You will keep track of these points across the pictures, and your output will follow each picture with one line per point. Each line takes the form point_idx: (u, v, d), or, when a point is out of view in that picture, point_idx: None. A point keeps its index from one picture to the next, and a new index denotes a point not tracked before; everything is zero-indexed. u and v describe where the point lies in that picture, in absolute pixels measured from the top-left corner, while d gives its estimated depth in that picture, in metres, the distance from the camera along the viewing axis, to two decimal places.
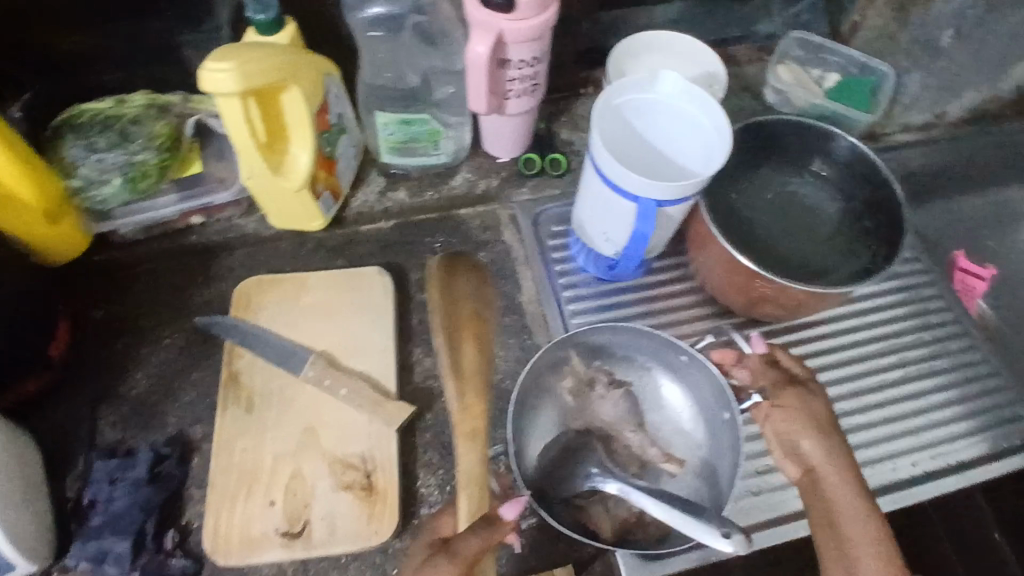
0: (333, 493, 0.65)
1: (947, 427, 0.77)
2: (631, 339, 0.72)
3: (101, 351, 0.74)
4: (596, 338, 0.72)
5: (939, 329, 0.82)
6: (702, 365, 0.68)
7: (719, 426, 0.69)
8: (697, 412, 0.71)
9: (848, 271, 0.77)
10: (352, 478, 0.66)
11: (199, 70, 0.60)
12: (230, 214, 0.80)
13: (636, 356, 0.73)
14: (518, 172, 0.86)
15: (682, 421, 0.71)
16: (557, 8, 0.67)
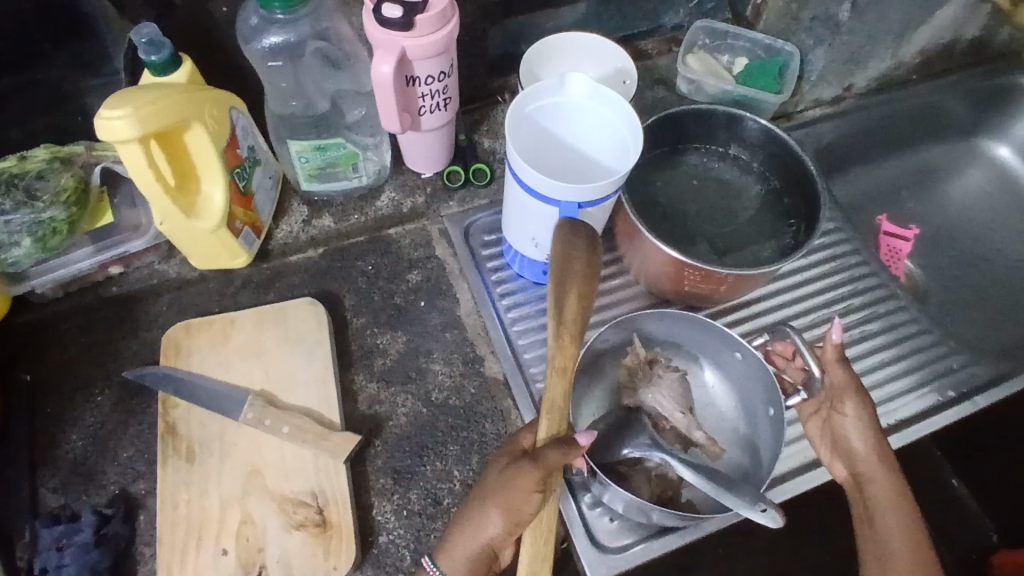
0: (286, 533, 0.64)
1: (884, 388, 0.79)
2: (690, 328, 0.71)
3: (32, 416, 0.71)
4: (653, 324, 0.71)
5: (866, 294, 0.85)
6: (759, 362, 0.68)
7: (762, 419, 0.70)
8: (738, 399, 0.72)
9: (770, 251, 0.79)
10: (306, 515, 0.65)
11: (93, 118, 0.58)
12: (149, 258, 0.78)
13: (686, 344, 0.74)
14: (444, 185, 0.86)
15: (727, 408, 0.72)
16: (458, 21, 0.67)
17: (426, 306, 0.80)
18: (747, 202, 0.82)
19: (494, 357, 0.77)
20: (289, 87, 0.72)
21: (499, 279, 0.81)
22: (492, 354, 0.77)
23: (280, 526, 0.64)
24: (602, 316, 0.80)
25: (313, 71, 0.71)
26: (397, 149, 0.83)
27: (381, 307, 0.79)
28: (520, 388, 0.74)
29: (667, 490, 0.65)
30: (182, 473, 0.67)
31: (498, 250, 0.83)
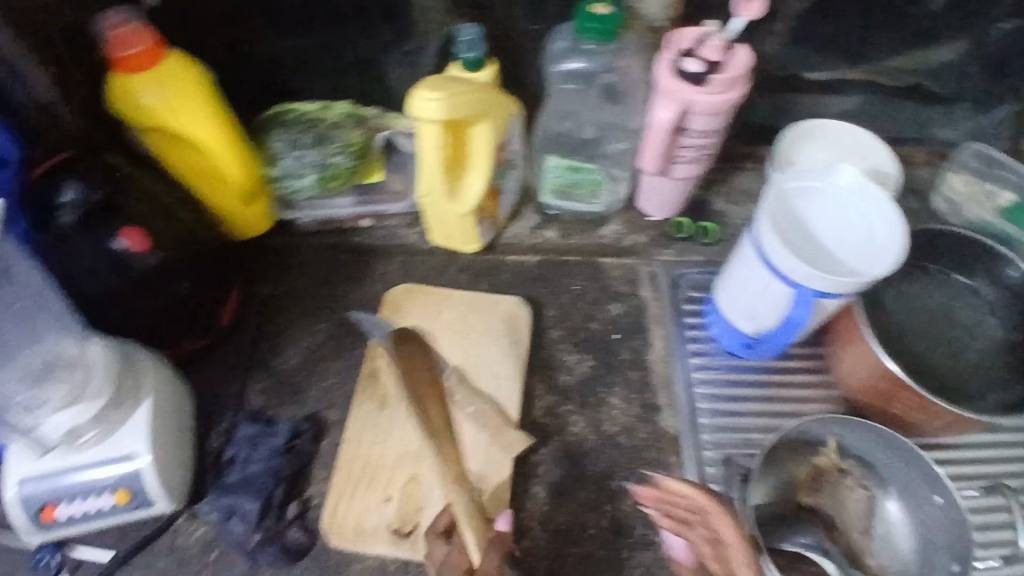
0: (445, 504, 0.68)
1: None
2: (894, 456, 0.68)
3: (259, 323, 0.80)
4: (854, 435, 0.70)
5: None
6: (962, 515, 0.63)
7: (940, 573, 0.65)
8: (922, 543, 0.67)
9: (996, 401, 0.73)
10: (466, 493, 0.69)
11: (411, 94, 0.66)
12: (395, 223, 0.87)
13: (884, 470, 0.70)
14: (667, 233, 0.87)
15: (906, 548, 0.68)
16: (748, 88, 0.69)
17: (619, 340, 0.81)
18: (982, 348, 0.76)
19: (671, 412, 0.77)
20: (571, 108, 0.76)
21: (695, 338, 0.81)
22: (671, 407, 0.77)
23: (442, 494, 0.69)
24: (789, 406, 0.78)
25: (593, 101, 0.75)
26: (635, 188, 0.86)
27: (577, 328, 0.82)
28: (690, 450, 0.74)
29: None
30: (372, 418, 0.73)
31: (700, 308, 0.83)
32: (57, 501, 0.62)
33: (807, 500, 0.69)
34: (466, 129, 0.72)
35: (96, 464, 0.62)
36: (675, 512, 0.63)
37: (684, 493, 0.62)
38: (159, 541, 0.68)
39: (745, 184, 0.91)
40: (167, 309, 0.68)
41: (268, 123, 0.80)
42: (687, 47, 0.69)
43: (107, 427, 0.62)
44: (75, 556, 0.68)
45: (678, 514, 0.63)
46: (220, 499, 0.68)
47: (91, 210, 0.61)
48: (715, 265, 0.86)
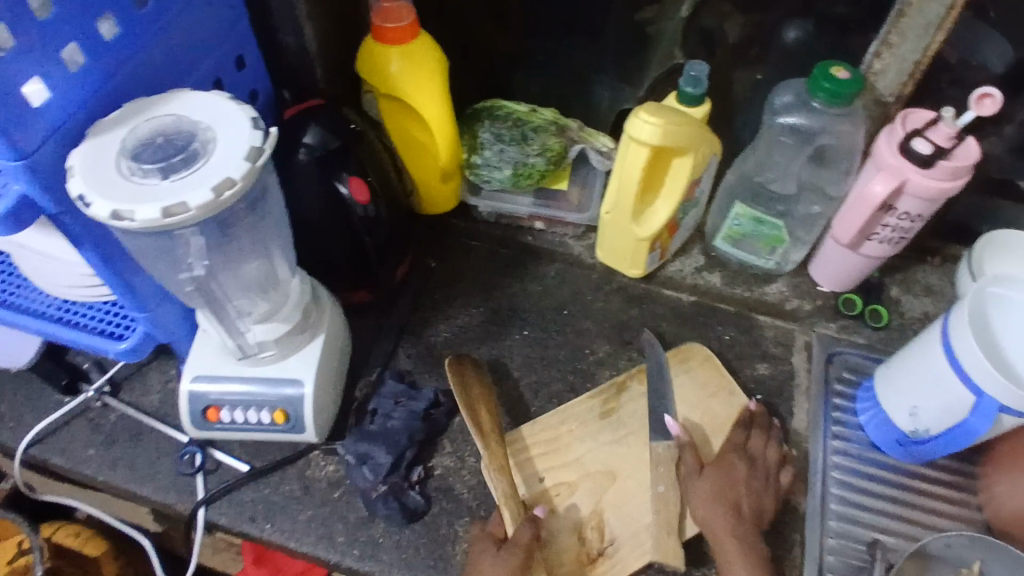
0: (567, 531, 0.69)
1: None
2: None
3: (421, 293, 0.85)
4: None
5: None
6: None
7: None
8: None
9: None
10: (593, 539, 0.69)
11: (632, 114, 0.69)
12: (565, 231, 0.89)
13: None
14: (835, 307, 0.85)
15: None
16: (968, 182, 0.67)
17: (761, 400, 0.80)
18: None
19: (803, 487, 0.75)
20: (774, 162, 0.77)
21: (839, 419, 0.78)
22: (803, 483, 0.75)
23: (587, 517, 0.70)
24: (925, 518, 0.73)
25: (799, 162, 0.76)
26: (813, 254, 0.84)
27: None
28: (815, 530, 0.72)
29: None
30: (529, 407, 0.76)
31: (853, 391, 0.80)
32: (223, 403, 0.68)
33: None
34: (668, 160, 0.74)
35: (267, 380, 0.67)
36: (746, 448, 0.71)
37: (755, 447, 0.71)
38: (293, 466, 0.73)
39: (927, 278, 0.87)
40: (360, 256, 0.74)
41: (478, 113, 0.86)
42: (917, 127, 0.68)
43: (285, 349, 0.68)
44: (218, 458, 0.74)
45: (740, 433, 0.72)
46: (358, 443, 0.71)
47: (326, 156, 0.68)
48: (876, 350, 0.82)
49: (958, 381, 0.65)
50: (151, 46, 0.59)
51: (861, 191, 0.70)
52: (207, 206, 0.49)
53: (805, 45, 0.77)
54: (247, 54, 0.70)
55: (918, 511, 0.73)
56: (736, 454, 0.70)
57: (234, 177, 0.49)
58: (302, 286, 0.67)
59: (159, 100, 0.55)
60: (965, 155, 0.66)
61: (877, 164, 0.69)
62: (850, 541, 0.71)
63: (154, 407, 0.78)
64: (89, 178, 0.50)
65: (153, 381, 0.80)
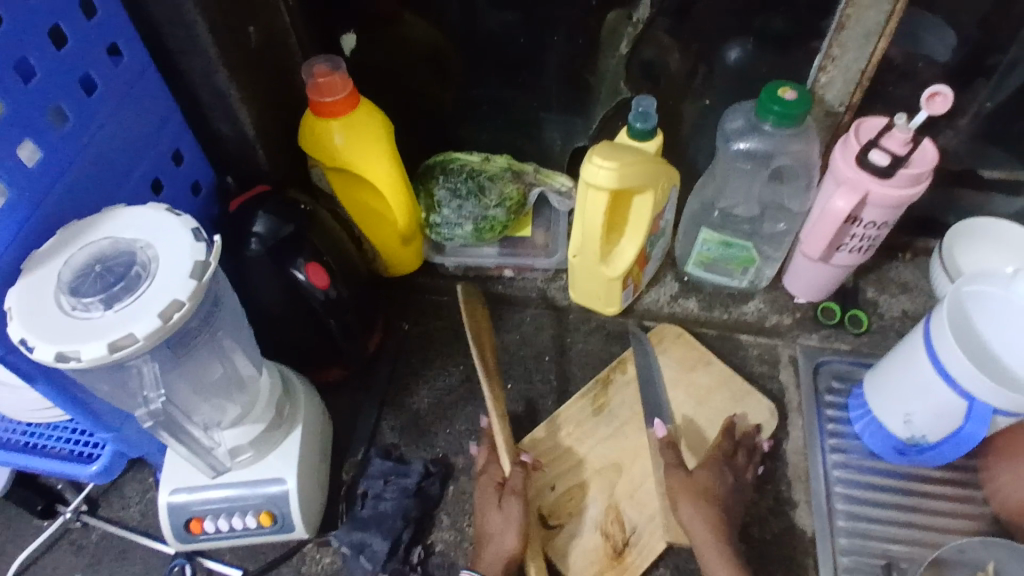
0: (574, 525, 0.70)
1: None
2: None
3: (397, 361, 0.82)
4: None
5: None
6: None
7: (850, 545, 0.70)
8: (849, 541, 0.71)
9: None
10: (615, 532, 0.69)
11: (586, 160, 0.67)
12: (536, 276, 0.88)
13: None
14: (814, 317, 0.84)
15: (839, 527, 0.72)
16: (928, 184, 0.67)
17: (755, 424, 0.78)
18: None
19: (808, 509, 0.73)
20: (735, 185, 0.77)
21: (835, 432, 0.77)
22: (807, 503, 0.74)
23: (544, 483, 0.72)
24: (929, 517, 0.72)
25: (760, 182, 0.76)
26: (785, 267, 0.83)
27: None
28: (827, 552, 0.70)
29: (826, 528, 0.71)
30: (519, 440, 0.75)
31: (843, 400, 0.79)
32: (206, 514, 0.65)
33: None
34: (628, 198, 0.72)
35: (248, 482, 0.65)
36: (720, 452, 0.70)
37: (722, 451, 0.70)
38: (289, 564, 0.70)
39: (900, 276, 0.87)
40: (328, 336, 0.72)
41: (431, 171, 0.84)
42: (870, 137, 0.68)
43: (262, 448, 0.65)
44: (209, 566, 0.70)
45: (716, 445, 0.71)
46: (352, 532, 0.69)
47: (278, 245, 0.65)
48: (862, 355, 0.82)
49: (947, 387, 0.64)
50: (80, 162, 0.57)
51: (825, 207, 0.69)
52: (156, 334, 0.46)
53: (750, 64, 0.76)
54: (183, 147, 0.68)
55: (922, 513, 0.72)
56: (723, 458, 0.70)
57: (180, 298, 0.47)
58: (270, 381, 0.65)
59: (92, 223, 0.53)
60: (921, 161, 0.66)
61: (836, 179, 0.69)
62: (864, 558, 0.70)
63: (136, 520, 0.74)
64: (27, 319, 0.47)
65: (131, 493, 0.76)
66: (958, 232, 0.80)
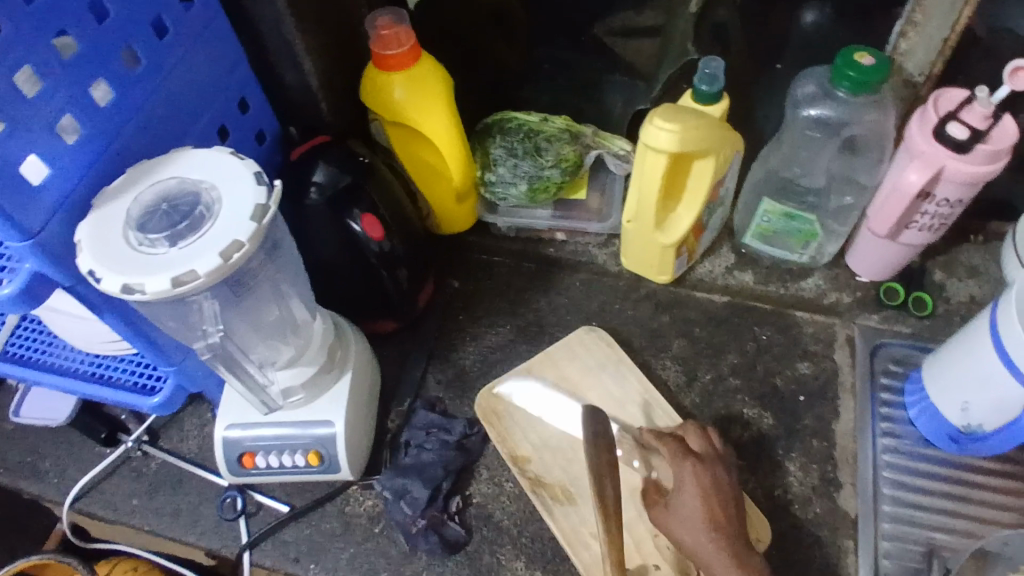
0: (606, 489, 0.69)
1: None
2: None
3: (446, 317, 0.83)
4: None
5: None
6: None
7: (897, 533, 0.69)
8: (896, 529, 0.69)
9: None
10: None
11: (646, 121, 0.66)
12: (588, 240, 0.87)
13: None
14: (876, 298, 0.81)
15: (886, 513, 0.70)
16: (1014, 162, 0.63)
17: (804, 402, 0.77)
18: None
19: (853, 491, 0.72)
20: (801, 154, 0.74)
21: (889, 416, 0.75)
22: (853, 487, 0.72)
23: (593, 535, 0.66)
24: (982, 509, 0.69)
25: (828, 152, 0.73)
26: (850, 245, 0.80)
27: (756, 380, 0.78)
28: (867, 535, 0.69)
29: (871, 512, 0.70)
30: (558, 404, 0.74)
31: (900, 384, 0.76)
32: (257, 450, 0.68)
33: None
34: (688, 163, 0.71)
35: (298, 423, 0.67)
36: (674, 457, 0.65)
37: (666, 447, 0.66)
38: (333, 503, 0.73)
39: (973, 260, 0.82)
40: (380, 289, 0.73)
41: (488, 128, 0.84)
42: (948, 109, 0.64)
43: (313, 392, 0.67)
44: (258, 500, 0.74)
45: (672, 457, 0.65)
46: (394, 478, 0.71)
47: (336, 196, 0.66)
48: (924, 340, 0.78)
49: (1011, 376, 0.61)
50: (151, 104, 0.59)
51: (896, 182, 0.66)
52: (217, 271, 0.48)
53: (826, 27, 0.73)
54: (249, 96, 0.69)
55: (973, 505, 0.70)
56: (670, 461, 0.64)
57: (240, 239, 0.48)
58: (324, 328, 0.67)
59: (160, 163, 0.55)
60: (1006, 136, 0.62)
61: (910, 152, 0.65)
62: (906, 544, 0.68)
63: (193, 452, 0.78)
64: (98, 252, 0.49)
65: (189, 427, 0.80)
66: None
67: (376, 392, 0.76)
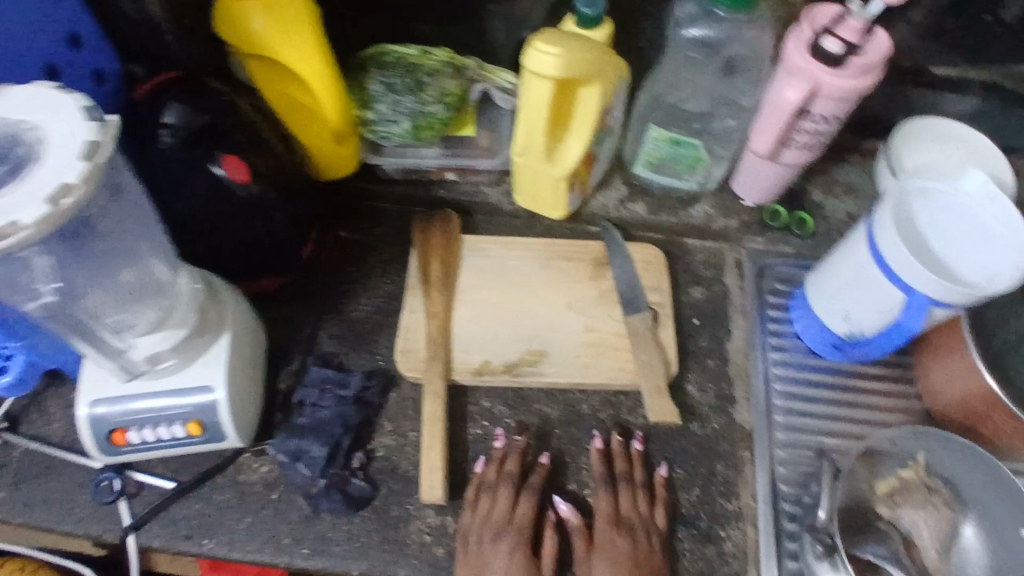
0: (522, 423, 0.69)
1: None
2: (986, 483, 0.66)
3: (333, 269, 0.78)
4: (948, 462, 0.67)
5: None
6: None
7: (790, 439, 0.72)
8: (787, 437, 0.72)
9: None
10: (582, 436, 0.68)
11: (528, 46, 0.63)
12: (479, 179, 0.83)
13: (968, 490, 0.67)
14: (760, 221, 0.83)
15: (776, 423, 0.73)
16: (881, 76, 0.65)
17: (698, 325, 0.78)
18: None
19: (747, 405, 0.74)
20: (685, 77, 0.73)
21: (777, 332, 0.78)
22: (747, 400, 0.74)
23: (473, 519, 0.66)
24: (861, 406, 0.74)
25: (709, 74, 0.73)
26: (736, 168, 0.81)
27: None
28: (764, 445, 0.71)
29: (765, 424, 0.73)
30: (458, 343, 0.73)
31: (786, 302, 0.79)
32: (130, 425, 0.62)
33: (886, 513, 0.66)
34: (574, 91, 0.68)
35: (173, 392, 0.61)
36: (618, 515, 0.66)
37: (628, 509, 0.66)
38: (224, 474, 0.68)
39: (848, 179, 0.86)
40: (256, 239, 0.67)
41: (365, 62, 0.78)
42: (824, 24, 0.65)
43: (188, 356, 0.62)
44: (139, 480, 0.67)
45: (608, 495, 0.67)
46: (288, 440, 0.66)
47: (192, 137, 0.60)
48: (806, 259, 0.82)
49: (888, 284, 0.64)
50: None
51: (776, 100, 0.67)
52: (46, 219, 0.42)
53: None
54: (77, 25, 0.61)
55: (852, 406, 0.74)
56: (618, 533, 0.64)
57: (72, 181, 0.42)
58: (192, 285, 0.61)
59: None
60: (875, 50, 0.63)
61: (789, 69, 0.66)
62: (799, 451, 0.71)
63: (60, 436, 0.70)
64: None
65: (53, 409, 0.72)
66: (903, 133, 0.80)
67: (262, 354, 0.71)
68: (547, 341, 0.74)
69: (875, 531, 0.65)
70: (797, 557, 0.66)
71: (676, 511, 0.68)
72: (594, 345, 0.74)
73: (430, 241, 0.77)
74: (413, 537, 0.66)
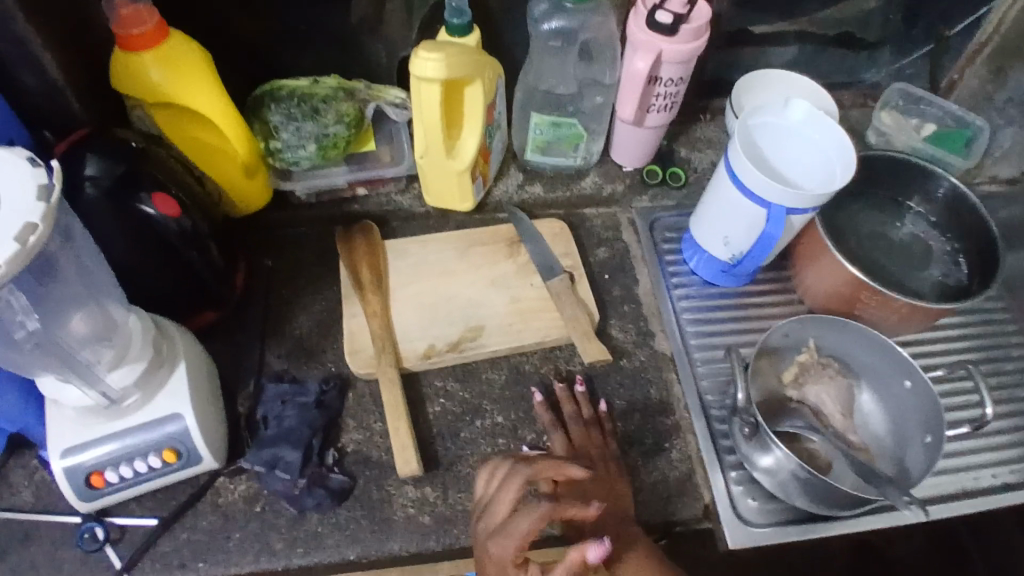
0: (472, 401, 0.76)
1: (998, 451, 0.78)
2: (867, 351, 0.77)
3: (269, 296, 0.83)
4: (833, 343, 0.79)
5: (1008, 357, 0.85)
6: (930, 393, 0.73)
7: (704, 357, 0.82)
8: (702, 356, 0.82)
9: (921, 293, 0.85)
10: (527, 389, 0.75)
11: (412, 55, 0.71)
12: (389, 189, 0.90)
13: (855, 362, 0.79)
14: (641, 181, 0.95)
15: (691, 346, 0.83)
16: (709, 38, 0.78)
17: (608, 279, 0.88)
18: (909, 245, 0.89)
19: (664, 336, 0.84)
20: (552, 67, 0.84)
21: (676, 272, 0.89)
22: (663, 333, 0.85)
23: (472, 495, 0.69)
24: (756, 318, 0.86)
25: (571, 61, 0.84)
26: (610, 137, 0.92)
27: None
28: (684, 366, 0.81)
29: (682, 348, 0.83)
30: (401, 335, 0.80)
31: (678, 246, 0.91)
32: (105, 466, 0.64)
33: (795, 394, 0.78)
34: (460, 90, 0.78)
35: (140, 428, 0.64)
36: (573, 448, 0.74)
37: (581, 441, 0.74)
38: (204, 501, 0.70)
39: (705, 134, 1.00)
40: (191, 271, 0.71)
41: (261, 100, 0.85)
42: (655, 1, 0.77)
43: (148, 390, 0.65)
44: (121, 523, 0.69)
45: (562, 436, 0.74)
46: (261, 451, 0.70)
47: (113, 185, 0.63)
48: (686, 207, 0.94)
49: (750, 204, 0.76)
50: None
51: (628, 71, 0.78)
52: (18, 257, 0.46)
53: None
54: None
55: (749, 320, 0.86)
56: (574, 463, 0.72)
57: (33, 221, 0.47)
58: (141, 323, 0.64)
59: None
60: (700, 16, 0.76)
61: (634, 43, 0.78)
62: (714, 364, 0.82)
63: (30, 502, 0.71)
64: None
65: (15, 480, 0.72)
66: (741, 87, 0.94)
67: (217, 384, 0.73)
68: (480, 317, 0.81)
69: (789, 411, 0.77)
70: (733, 450, 0.76)
71: (624, 437, 0.77)
72: (523, 311, 0.82)
73: (355, 252, 0.83)
74: (398, 513, 0.71)
